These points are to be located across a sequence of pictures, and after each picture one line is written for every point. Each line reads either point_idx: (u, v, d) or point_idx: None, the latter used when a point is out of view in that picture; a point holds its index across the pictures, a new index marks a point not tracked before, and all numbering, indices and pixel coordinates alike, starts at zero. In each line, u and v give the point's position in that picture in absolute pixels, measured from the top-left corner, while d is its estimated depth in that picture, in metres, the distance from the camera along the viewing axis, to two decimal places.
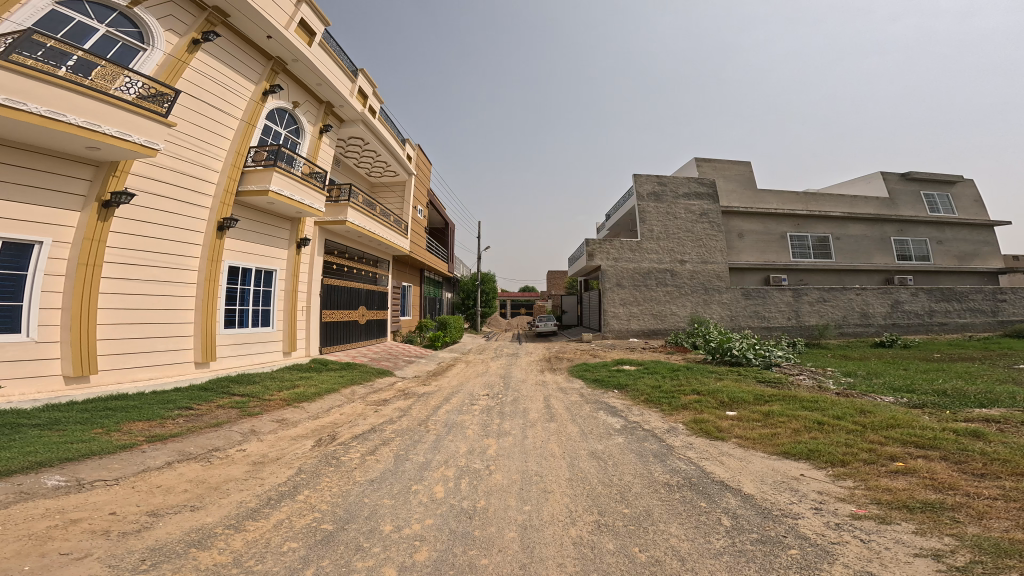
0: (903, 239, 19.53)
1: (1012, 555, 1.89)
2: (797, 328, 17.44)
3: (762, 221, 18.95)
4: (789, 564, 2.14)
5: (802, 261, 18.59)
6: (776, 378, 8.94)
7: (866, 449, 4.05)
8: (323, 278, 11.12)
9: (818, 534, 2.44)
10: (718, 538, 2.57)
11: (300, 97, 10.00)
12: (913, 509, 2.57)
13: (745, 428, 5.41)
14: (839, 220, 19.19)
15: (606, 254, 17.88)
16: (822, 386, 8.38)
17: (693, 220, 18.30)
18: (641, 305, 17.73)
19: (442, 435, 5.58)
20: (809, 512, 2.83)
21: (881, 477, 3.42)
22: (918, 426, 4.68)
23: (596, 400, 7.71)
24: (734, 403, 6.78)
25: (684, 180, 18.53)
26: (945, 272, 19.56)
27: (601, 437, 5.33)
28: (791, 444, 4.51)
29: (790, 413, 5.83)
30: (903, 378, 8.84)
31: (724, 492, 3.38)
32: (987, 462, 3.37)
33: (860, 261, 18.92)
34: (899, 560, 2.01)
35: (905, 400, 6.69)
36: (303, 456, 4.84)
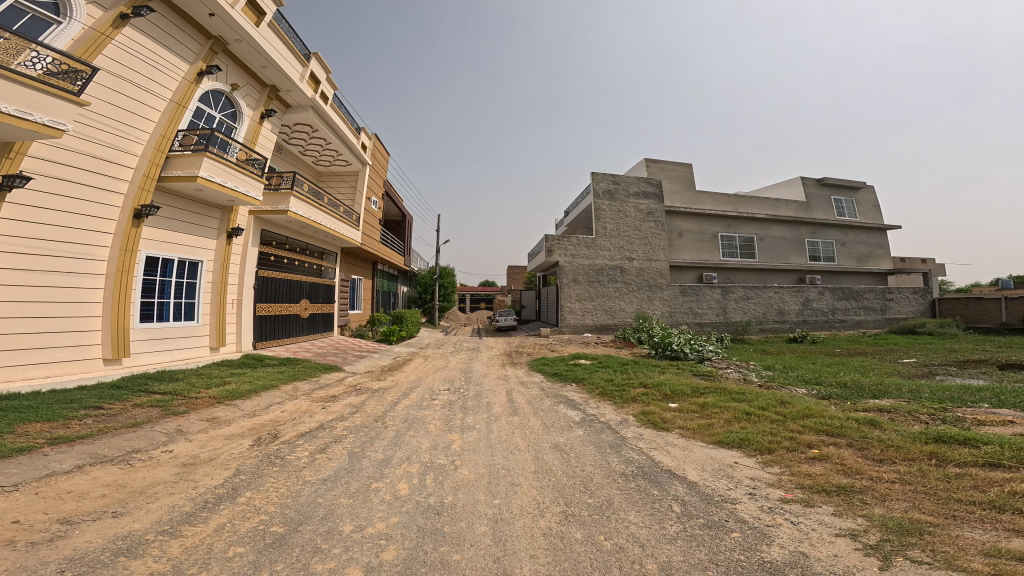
0: (815, 240, 21.70)
1: (912, 532, 2.29)
2: (724, 323, 19.04)
3: (698, 222, 20.35)
4: (732, 545, 2.42)
5: (729, 260, 20.26)
6: (708, 371, 9.81)
7: (788, 438, 4.59)
8: (258, 269, 10.44)
9: (755, 518, 2.77)
10: (672, 523, 2.83)
11: (239, 79, 9.23)
12: (830, 493, 2.99)
13: (685, 419, 5.89)
14: (761, 221, 21.00)
15: (564, 250, 18.36)
16: (747, 379, 9.31)
17: (641, 219, 19.23)
18: (594, 301, 18.43)
19: (402, 431, 5.51)
20: (745, 497, 3.19)
21: (801, 463, 3.90)
22: (829, 416, 5.37)
23: (553, 393, 7.99)
24: (676, 395, 7.32)
25: (635, 180, 19.36)
26: (846, 272, 21.95)
27: (563, 429, 5.56)
28: (725, 433, 4.99)
29: (722, 404, 6.45)
30: (812, 371, 10.05)
31: (673, 480, 3.70)
32: (884, 447, 3.96)
33: (779, 261, 20.79)
34: (825, 540, 2.35)
35: (815, 392, 7.62)
36: (244, 456, 4.58)
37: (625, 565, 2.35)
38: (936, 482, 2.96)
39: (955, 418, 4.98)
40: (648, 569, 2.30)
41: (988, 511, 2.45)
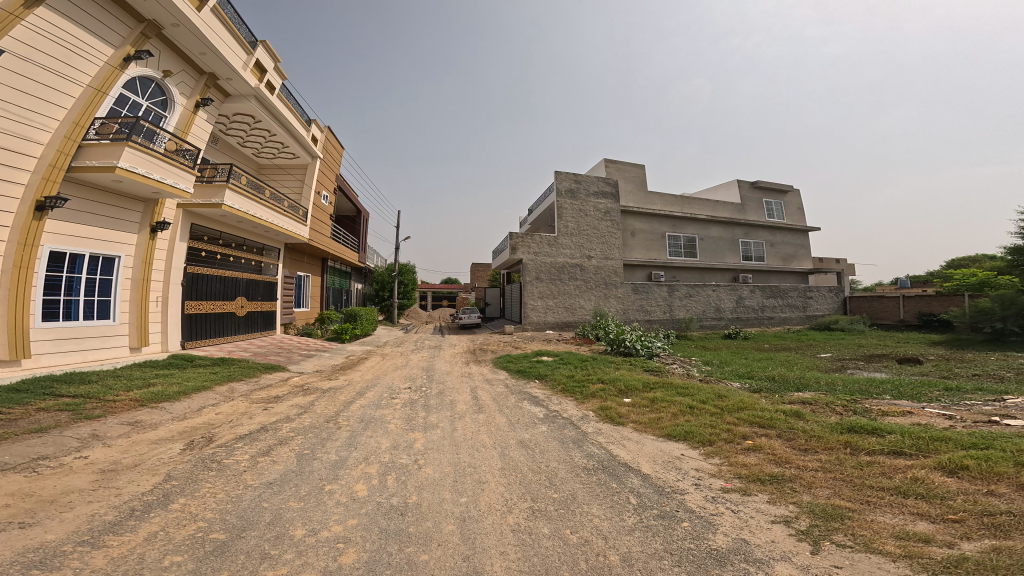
0: (748, 240, 23.48)
1: (835, 518, 2.59)
2: (670, 320, 20.22)
3: (650, 221, 21.41)
4: (683, 534, 2.62)
5: (674, 259, 21.49)
6: (657, 367, 10.40)
7: (726, 430, 5.00)
8: (187, 265, 9.61)
9: (701, 508, 3.02)
10: (630, 515, 3.00)
11: (173, 66, 8.46)
12: (764, 482, 3.31)
13: (638, 413, 6.23)
14: (703, 223, 22.46)
15: (527, 248, 18.53)
16: (690, 373, 10.00)
17: (599, 218, 19.86)
18: (555, 298, 18.80)
19: (358, 431, 5.35)
20: (691, 487, 3.46)
21: (737, 453, 4.28)
22: (759, 408, 5.92)
23: (517, 390, 8.11)
24: (629, 390, 7.71)
25: (596, 180, 19.94)
26: (774, 270, 23.84)
27: (527, 426, 5.66)
28: (672, 427, 5.34)
29: (669, 398, 6.88)
30: (744, 366, 10.97)
31: (629, 472, 3.92)
32: (806, 438, 4.44)
33: (717, 260, 22.36)
34: (762, 527, 2.61)
35: (748, 385, 8.36)
36: (174, 461, 4.23)
37: (589, 556, 2.48)
38: (852, 470, 3.37)
39: (864, 409, 5.68)
40: (611, 560, 2.43)
41: (892, 497, 2.83)
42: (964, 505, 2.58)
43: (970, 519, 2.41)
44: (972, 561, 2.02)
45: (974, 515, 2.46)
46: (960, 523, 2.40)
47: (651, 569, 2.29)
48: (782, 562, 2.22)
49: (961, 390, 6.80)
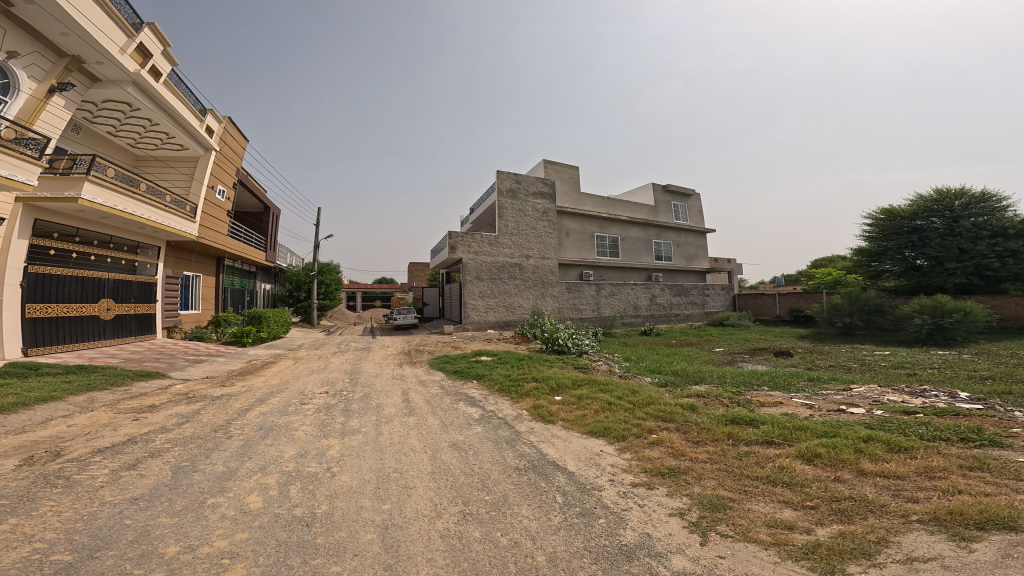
0: (660, 241, 25.61)
1: (717, 508, 2.94)
2: (597, 318, 21.42)
3: (582, 222, 22.49)
4: (599, 531, 2.78)
5: (601, 258, 22.84)
6: (585, 364, 10.95)
7: (636, 425, 5.40)
8: (27, 265, 7.98)
9: (614, 503, 3.22)
10: (556, 514, 3.11)
11: (20, 45, 7.09)
12: (665, 476, 3.64)
13: (567, 411, 6.48)
14: (625, 224, 24.15)
15: (468, 247, 18.32)
16: (613, 370, 10.69)
17: (537, 218, 20.35)
18: (495, 298, 18.87)
19: (254, 440, 4.84)
20: (607, 483, 3.69)
21: (644, 448, 4.65)
22: (663, 403, 6.51)
23: (453, 391, 8.00)
24: (560, 388, 8.01)
25: (536, 181, 20.40)
26: (680, 270, 26.20)
27: (461, 427, 5.59)
28: (594, 423, 5.65)
29: (593, 395, 7.26)
30: (656, 362, 12.03)
31: (557, 471, 4.05)
32: (698, 430, 4.96)
33: (635, 260, 24.17)
34: (661, 520, 2.86)
35: (659, 380, 9.19)
36: (2, 479, 3.44)
37: (517, 558, 2.52)
38: (732, 460, 3.86)
39: (745, 401, 6.55)
40: (538, 561, 2.48)
41: (765, 485, 3.27)
42: (818, 492, 3.07)
43: (823, 505, 2.87)
44: (825, 546, 2.39)
45: (825, 501, 2.93)
46: (815, 509, 2.85)
47: (573, 569, 2.39)
48: (679, 555, 2.43)
49: (820, 380, 8.18)
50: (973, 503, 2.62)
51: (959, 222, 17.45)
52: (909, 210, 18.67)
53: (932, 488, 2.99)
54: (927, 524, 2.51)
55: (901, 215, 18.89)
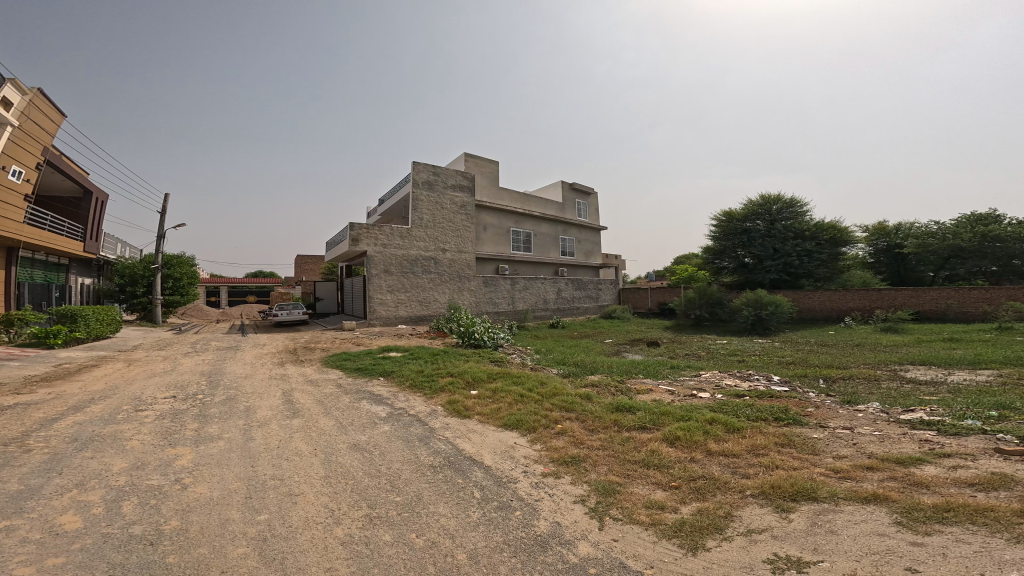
0: (566, 238, 27.26)
1: (609, 493, 3.30)
2: (513, 312, 22.10)
3: (499, 217, 22.88)
4: (516, 523, 2.95)
5: (516, 253, 23.56)
6: (499, 357, 11.23)
7: (544, 416, 5.76)
8: None
9: (528, 495, 3.43)
10: (474, 510, 3.20)
11: None
12: (570, 464, 3.97)
13: (482, 405, 6.62)
14: (538, 220, 25.20)
15: (373, 239, 17.34)
16: (525, 363, 11.16)
17: (455, 211, 20.07)
18: (407, 292, 18.29)
19: (68, 453, 4.09)
20: (520, 475, 3.90)
21: (551, 438, 4.98)
22: (567, 393, 6.98)
23: (359, 391, 7.58)
24: (475, 381, 8.15)
25: (456, 174, 20.03)
26: (581, 265, 28.15)
27: (364, 427, 5.38)
28: (509, 416, 5.86)
29: (507, 388, 7.50)
30: (560, 353, 12.88)
31: (473, 466, 4.14)
32: (593, 418, 5.43)
33: (545, 255, 25.43)
34: (567, 508, 3.13)
35: (563, 371, 9.89)
36: None
37: (438, 557, 2.57)
38: (619, 445, 4.33)
39: (626, 389, 7.31)
40: (459, 559, 2.56)
41: (644, 469, 3.75)
42: (680, 472, 3.61)
43: (685, 485, 3.39)
44: (689, 524, 2.81)
45: (686, 481, 3.47)
46: (678, 488, 3.35)
47: (495, 564, 2.49)
48: (583, 542, 2.69)
49: (679, 367, 9.62)
50: (791, 478, 3.35)
51: (774, 224, 21.91)
52: (742, 212, 22.85)
53: (760, 465, 3.72)
54: (759, 498, 3.15)
55: (737, 217, 22.94)
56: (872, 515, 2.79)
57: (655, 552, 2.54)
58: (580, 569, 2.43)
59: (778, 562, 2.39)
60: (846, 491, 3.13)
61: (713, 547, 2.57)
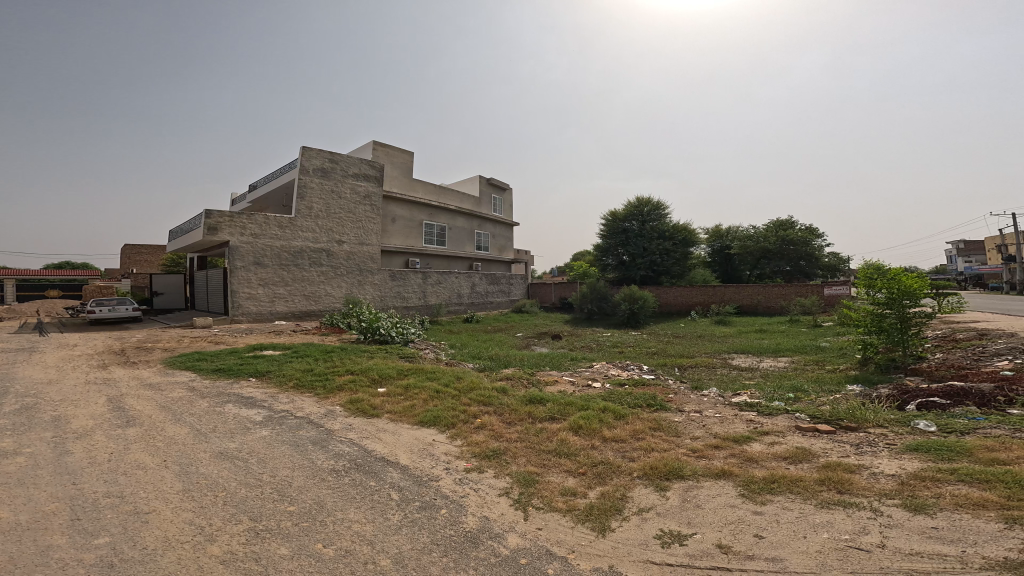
0: (482, 232, 27.46)
1: (530, 483, 3.48)
2: (423, 307, 21.38)
3: (410, 209, 22.08)
4: (443, 522, 2.96)
5: (429, 246, 23.05)
6: (411, 353, 10.88)
7: (463, 411, 5.80)
8: None
9: (452, 492, 3.45)
10: (393, 513, 3.11)
11: None
12: (490, 458, 4.09)
13: (393, 403, 6.41)
14: (452, 214, 24.92)
15: (237, 228, 15.29)
16: (439, 358, 11.02)
17: (357, 200, 18.80)
18: (288, 286, 16.51)
19: None
20: (442, 472, 3.88)
21: (471, 433, 5.03)
22: (485, 388, 7.09)
23: (222, 394, 6.71)
24: (382, 379, 7.79)
25: (359, 162, 18.85)
26: (495, 260, 28.60)
27: (235, 433, 4.88)
28: (425, 413, 5.78)
29: (420, 384, 7.35)
30: (476, 347, 13.05)
31: (386, 467, 4.01)
32: (510, 411, 5.63)
33: (460, 249, 25.34)
34: (493, 501, 3.24)
35: (479, 365, 10.02)
36: None
37: (356, 567, 2.45)
38: (535, 436, 4.56)
39: (535, 380, 7.73)
40: (381, 565, 2.49)
41: (556, 458, 4.02)
42: (584, 459, 3.93)
43: (589, 471, 3.70)
44: (595, 507, 3.10)
45: (590, 467, 3.79)
46: (585, 474, 3.65)
47: (424, 565, 2.48)
48: (511, 534, 2.81)
49: (578, 358, 10.45)
50: (665, 459, 3.87)
51: (645, 225, 25.01)
52: (624, 212, 25.80)
53: (641, 447, 4.19)
54: (643, 479, 3.58)
55: (621, 219, 25.87)
56: (725, 489, 3.37)
57: (575, 536, 2.76)
58: (512, 561, 2.53)
59: (666, 536, 2.76)
60: (705, 468, 3.73)
61: (618, 527, 2.86)
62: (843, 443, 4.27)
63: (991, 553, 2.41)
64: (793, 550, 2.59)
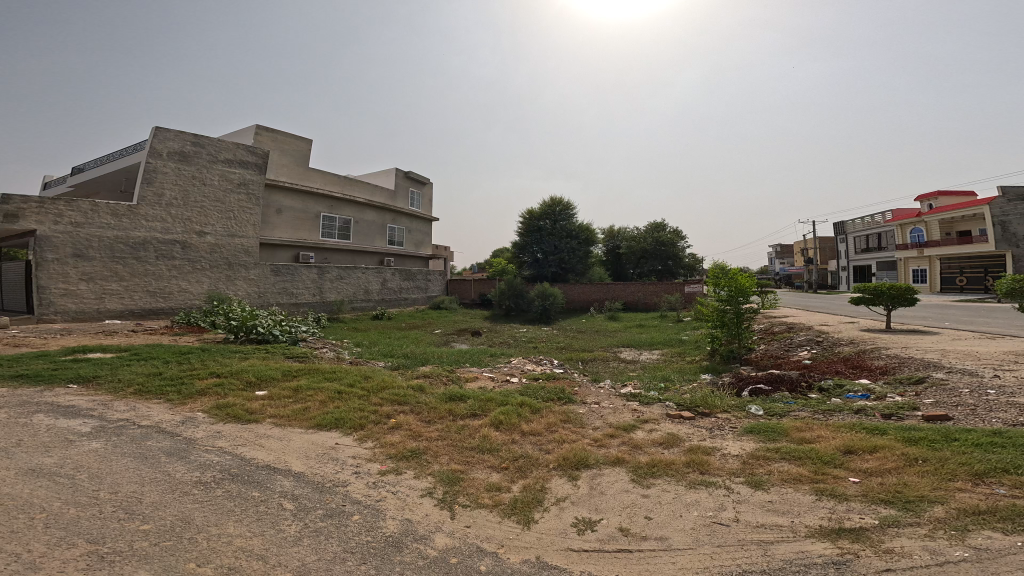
0: (395, 227, 25.98)
1: (455, 482, 3.35)
2: (320, 304, 19.07)
3: (303, 199, 20.28)
4: (357, 528, 2.69)
5: (327, 240, 21.35)
6: (301, 353, 9.76)
7: (373, 412, 5.38)
8: None
9: (364, 496, 3.16)
10: (290, 523, 2.72)
11: None
12: (408, 458, 3.85)
13: (277, 406, 5.67)
14: (360, 206, 23.35)
15: (47, 214, 12.08)
16: (339, 357, 10.12)
17: (227, 188, 15.99)
18: (126, 281, 13.51)
19: None
20: (351, 476, 3.53)
21: (385, 434, 4.68)
22: (396, 386, 6.71)
23: (24, 404, 5.23)
24: (262, 381, 6.84)
25: (233, 146, 16.21)
26: (410, 256, 27.31)
27: (56, 446, 3.85)
28: (322, 415, 5.21)
29: (315, 385, 6.62)
30: (387, 345, 12.30)
31: (275, 475, 3.50)
32: (427, 409, 5.39)
33: (367, 244, 23.77)
34: (415, 503, 3.04)
35: (391, 363, 9.47)
36: None
37: None
38: (455, 434, 4.42)
39: (457, 377, 7.56)
40: None
41: (479, 454, 3.95)
42: (507, 454, 3.92)
43: (512, 465, 3.70)
44: (520, 502, 3.09)
45: (512, 460, 3.80)
46: (508, 469, 3.64)
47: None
48: (439, 534, 2.66)
49: (498, 354, 10.50)
50: (574, 449, 4.03)
51: (558, 225, 26.44)
52: (540, 211, 26.96)
53: (555, 439, 4.32)
54: (557, 470, 3.68)
55: (536, 217, 26.99)
56: (620, 475, 3.61)
57: (502, 531, 2.73)
58: (441, 561, 2.39)
59: (581, 524, 2.86)
60: (605, 457, 3.96)
61: (540, 519, 2.89)
62: (701, 428, 4.92)
63: (811, 521, 2.90)
64: (676, 529, 2.86)
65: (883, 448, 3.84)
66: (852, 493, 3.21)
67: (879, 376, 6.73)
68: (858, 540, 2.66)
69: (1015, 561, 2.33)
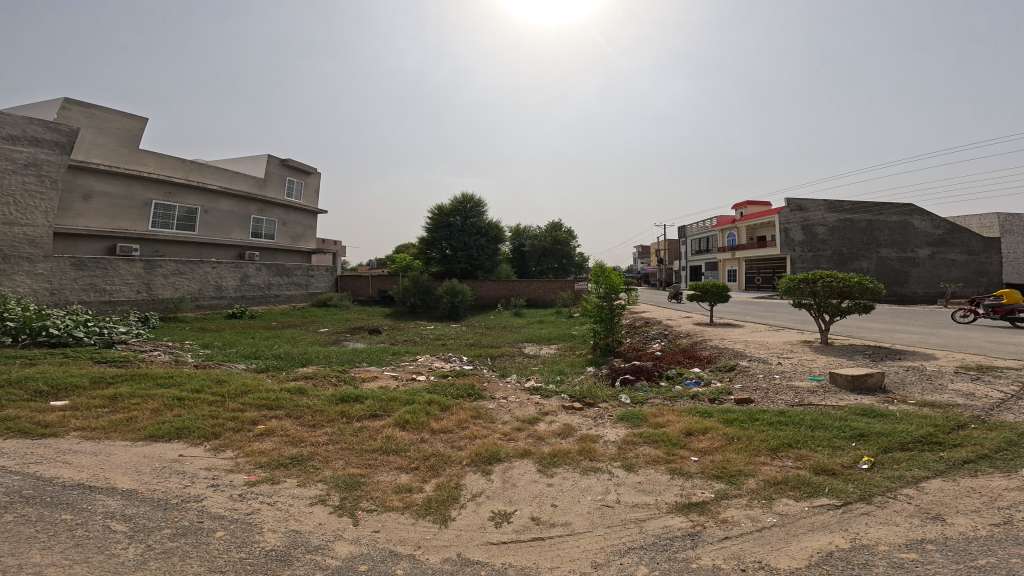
0: (261, 219, 22.46)
1: (352, 486, 2.98)
2: (147, 302, 15.07)
3: (124, 184, 16.82)
4: (224, 546, 2.20)
5: (160, 232, 17.83)
6: (121, 357, 7.66)
7: (232, 419, 4.46)
8: None
9: (229, 510, 2.58)
10: (125, 546, 2.11)
11: None
12: (287, 466, 3.30)
13: (87, 418, 4.32)
14: (211, 194, 19.84)
15: None
16: (180, 360, 8.26)
17: (4, 168, 12.15)
18: None
19: None
20: (208, 490, 2.86)
21: (251, 442, 3.91)
22: (264, 389, 5.72)
23: None
24: (61, 392, 5.13)
25: (21, 119, 12.54)
26: (283, 250, 23.90)
27: None
28: (158, 425, 4.14)
29: (145, 393, 5.21)
30: (250, 347, 10.46)
31: (95, 496, 2.66)
32: (312, 412, 4.74)
33: (222, 236, 20.32)
34: (304, 512, 2.62)
35: (259, 365, 8.13)
36: None
37: None
38: (350, 436, 3.97)
39: (349, 377, 6.82)
40: None
41: (383, 455, 3.60)
42: (415, 453, 3.65)
43: (422, 464, 3.47)
44: (431, 500, 2.88)
45: (422, 460, 3.56)
46: (418, 468, 3.40)
47: None
48: (340, 542, 2.33)
49: (400, 352, 9.90)
50: (485, 444, 3.97)
51: (468, 222, 26.33)
52: (450, 207, 26.50)
53: (466, 436, 4.20)
54: (470, 466, 3.56)
55: (447, 213, 26.47)
56: (528, 466, 3.67)
57: (416, 532, 2.52)
58: (347, 569, 2.11)
59: (497, 517, 2.81)
60: (513, 449, 3.99)
61: (456, 516, 2.75)
62: (587, 418, 5.32)
63: (670, 498, 3.31)
64: (577, 513, 3.00)
65: (712, 430, 4.63)
66: (695, 470, 3.78)
67: (706, 364, 8.25)
68: (703, 512, 3.11)
69: (806, 522, 2.95)
